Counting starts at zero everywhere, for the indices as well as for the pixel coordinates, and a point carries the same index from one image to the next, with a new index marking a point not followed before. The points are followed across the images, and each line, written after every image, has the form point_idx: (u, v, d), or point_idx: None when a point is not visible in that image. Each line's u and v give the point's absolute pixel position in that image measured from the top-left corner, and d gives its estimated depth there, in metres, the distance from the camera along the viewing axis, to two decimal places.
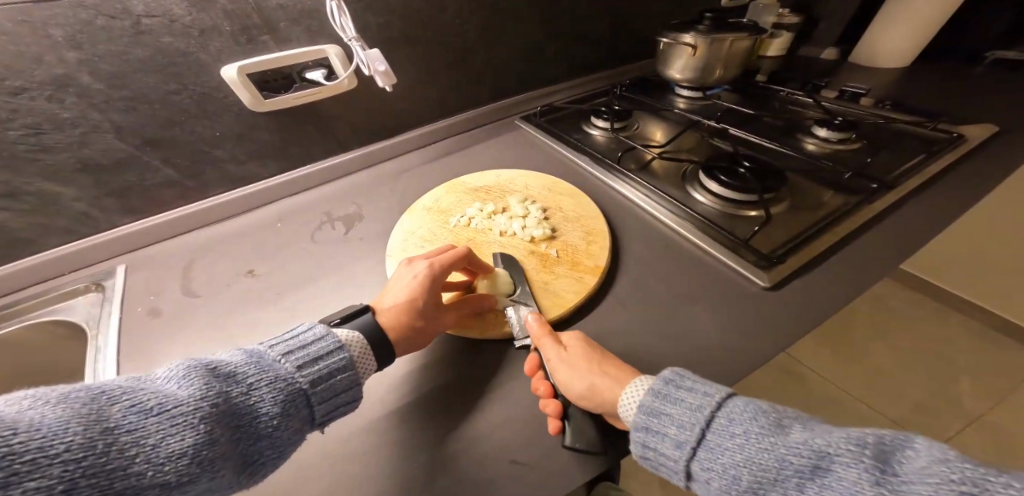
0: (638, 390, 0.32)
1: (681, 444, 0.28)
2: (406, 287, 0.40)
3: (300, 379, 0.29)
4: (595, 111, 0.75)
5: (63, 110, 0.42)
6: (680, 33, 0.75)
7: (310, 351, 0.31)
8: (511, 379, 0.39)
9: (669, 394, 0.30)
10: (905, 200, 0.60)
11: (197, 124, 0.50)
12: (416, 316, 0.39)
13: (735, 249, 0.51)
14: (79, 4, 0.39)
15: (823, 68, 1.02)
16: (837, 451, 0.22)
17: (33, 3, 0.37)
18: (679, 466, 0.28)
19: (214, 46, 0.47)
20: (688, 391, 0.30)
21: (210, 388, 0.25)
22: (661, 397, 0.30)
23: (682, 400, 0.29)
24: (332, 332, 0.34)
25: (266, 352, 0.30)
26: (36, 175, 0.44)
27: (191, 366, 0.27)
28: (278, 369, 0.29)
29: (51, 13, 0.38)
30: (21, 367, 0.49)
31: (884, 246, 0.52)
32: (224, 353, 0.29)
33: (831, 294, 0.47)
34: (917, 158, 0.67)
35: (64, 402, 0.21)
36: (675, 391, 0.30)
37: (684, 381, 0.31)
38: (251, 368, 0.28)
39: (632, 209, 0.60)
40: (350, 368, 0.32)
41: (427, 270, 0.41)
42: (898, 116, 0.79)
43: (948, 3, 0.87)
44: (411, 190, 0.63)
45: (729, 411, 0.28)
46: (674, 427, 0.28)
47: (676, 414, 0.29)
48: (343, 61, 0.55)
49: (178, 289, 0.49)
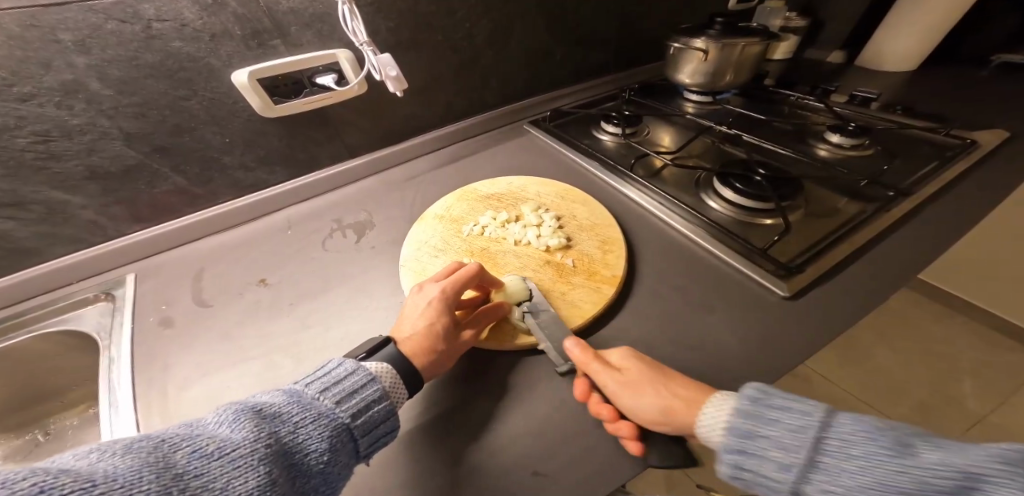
0: (722, 409, 0.32)
1: (790, 466, 0.28)
2: (422, 312, 0.39)
3: (342, 414, 0.29)
4: (605, 116, 0.74)
5: (72, 117, 0.42)
6: (691, 38, 0.74)
7: (345, 387, 0.31)
8: (528, 390, 0.39)
9: (766, 415, 0.30)
10: (923, 206, 0.59)
11: (206, 131, 0.50)
12: (435, 340, 0.38)
13: (751, 258, 0.50)
14: (90, 9, 0.38)
15: (830, 71, 1.01)
16: (987, 472, 0.22)
17: (43, 8, 0.36)
18: (784, 486, 0.28)
19: (223, 51, 0.46)
20: (782, 410, 0.30)
21: (261, 429, 0.25)
22: (753, 418, 0.30)
23: (782, 421, 0.30)
24: (363, 365, 0.33)
25: (302, 390, 0.30)
26: (44, 182, 0.44)
27: (238, 410, 0.26)
28: (319, 406, 0.28)
29: (60, 17, 0.37)
30: (27, 375, 0.49)
31: (901, 253, 0.51)
32: (264, 394, 0.29)
33: (851, 303, 0.45)
34: (930, 165, 0.66)
35: (130, 452, 0.21)
36: (770, 411, 0.30)
37: (776, 397, 0.31)
38: (294, 407, 0.28)
39: (644, 215, 0.59)
40: (384, 398, 0.31)
41: (441, 293, 0.40)
42: (911, 121, 0.78)
43: (947, 8, 0.86)
44: (419, 196, 0.62)
45: (837, 430, 0.28)
46: (778, 450, 0.29)
47: (776, 436, 0.29)
48: (354, 65, 0.54)
49: (189, 298, 0.48)
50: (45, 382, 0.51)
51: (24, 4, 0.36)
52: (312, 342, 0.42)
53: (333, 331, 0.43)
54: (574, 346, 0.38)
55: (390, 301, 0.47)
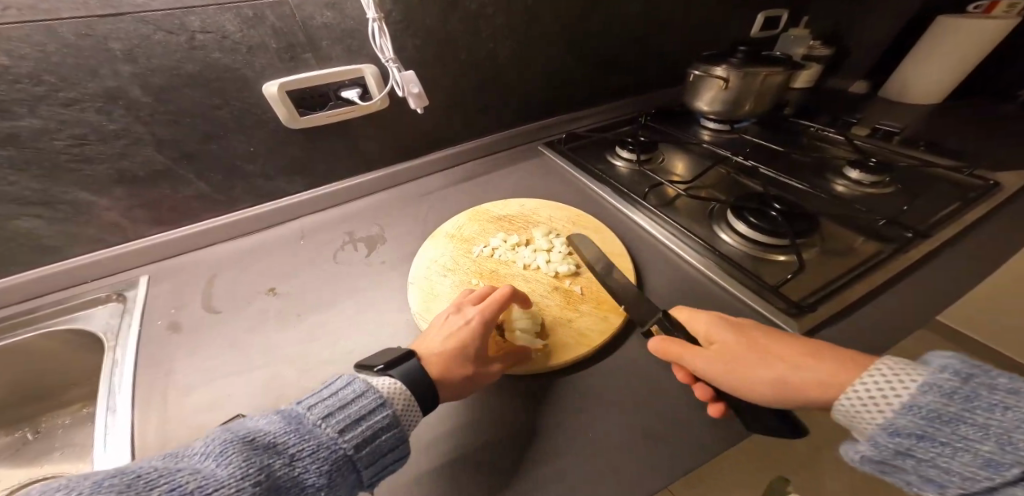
0: (892, 387, 0.28)
1: (997, 464, 0.24)
2: (455, 335, 0.39)
3: (343, 445, 0.29)
4: (620, 142, 0.74)
5: (110, 122, 0.43)
6: (712, 66, 0.74)
7: (350, 413, 0.30)
8: (529, 420, 0.38)
9: (964, 417, 0.25)
10: (944, 248, 0.57)
11: (233, 139, 0.51)
12: (463, 362, 0.37)
13: (762, 295, 0.48)
14: (140, 20, 0.40)
15: (853, 102, 1.01)
16: None
17: (98, 19, 0.38)
18: (977, 485, 0.24)
19: (258, 63, 0.47)
20: (1009, 394, 0.24)
21: (251, 464, 0.25)
22: (934, 419, 0.26)
23: (990, 425, 0.24)
24: (373, 388, 0.32)
25: (305, 414, 0.30)
26: (75, 183, 0.45)
27: (231, 439, 0.26)
28: (319, 436, 0.28)
29: (113, 27, 0.39)
30: (34, 368, 0.49)
31: (921, 297, 0.50)
32: (265, 418, 0.29)
33: (863, 348, 0.44)
34: (952, 205, 0.64)
35: (102, 492, 0.21)
36: (987, 395, 0.25)
37: (994, 381, 0.25)
38: (291, 437, 0.28)
39: (655, 244, 0.59)
40: (394, 425, 0.31)
41: (479, 317, 0.40)
42: (935, 159, 0.76)
43: (959, 51, 0.87)
44: (433, 211, 0.63)
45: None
46: (973, 459, 0.25)
47: (970, 442, 0.25)
48: (378, 81, 0.55)
49: (200, 303, 0.49)
50: (48, 378, 0.51)
51: (80, 15, 0.38)
52: (318, 355, 0.43)
53: (338, 344, 0.44)
54: (657, 345, 0.38)
55: (397, 319, 0.47)
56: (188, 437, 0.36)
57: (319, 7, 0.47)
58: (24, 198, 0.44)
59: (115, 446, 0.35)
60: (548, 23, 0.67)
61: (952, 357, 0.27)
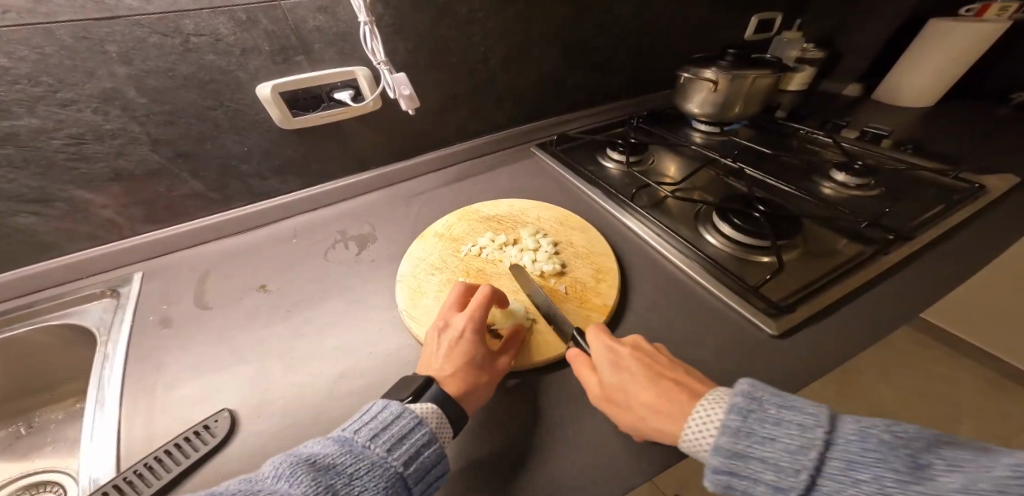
0: (711, 414, 0.32)
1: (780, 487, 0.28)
2: (456, 350, 0.40)
3: (394, 462, 0.30)
4: (610, 143, 0.76)
5: (106, 121, 0.44)
6: (701, 69, 0.75)
7: (393, 432, 0.31)
8: (514, 416, 0.39)
9: (757, 433, 0.30)
10: (924, 250, 0.58)
11: (227, 140, 0.52)
12: (477, 371, 0.39)
13: (744, 295, 0.50)
14: (136, 23, 0.41)
15: (843, 105, 1.02)
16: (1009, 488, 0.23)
17: (95, 22, 0.39)
18: None
19: (252, 64, 0.48)
20: (775, 418, 0.30)
21: (317, 483, 0.26)
22: (738, 436, 0.30)
23: (775, 440, 0.29)
24: (409, 408, 0.34)
25: (354, 437, 0.31)
26: (71, 181, 0.46)
27: (295, 462, 0.28)
28: (371, 455, 0.30)
29: (109, 30, 0.40)
30: (29, 364, 0.50)
31: (898, 299, 0.51)
32: (319, 442, 0.30)
33: (839, 347, 0.45)
34: (934, 209, 0.65)
35: None
36: (762, 421, 0.30)
37: (770, 398, 0.31)
38: (347, 458, 0.29)
39: (641, 245, 0.60)
40: (433, 442, 0.32)
41: (469, 323, 0.41)
42: (921, 162, 0.78)
43: (952, 52, 0.88)
44: (425, 212, 0.64)
45: (842, 449, 0.27)
46: (771, 472, 0.28)
47: (770, 457, 0.29)
48: (370, 83, 0.56)
49: (192, 299, 0.50)
50: (42, 373, 0.52)
51: (78, 18, 0.39)
52: (305, 351, 0.44)
53: (326, 341, 0.45)
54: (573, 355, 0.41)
55: (387, 316, 0.48)
56: (173, 431, 0.37)
57: (312, 11, 0.49)
58: (21, 196, 0.45)
59: (102, 440, 0.36)
60: (539, 26, 0.68)
61: (746, 388, 0.33)
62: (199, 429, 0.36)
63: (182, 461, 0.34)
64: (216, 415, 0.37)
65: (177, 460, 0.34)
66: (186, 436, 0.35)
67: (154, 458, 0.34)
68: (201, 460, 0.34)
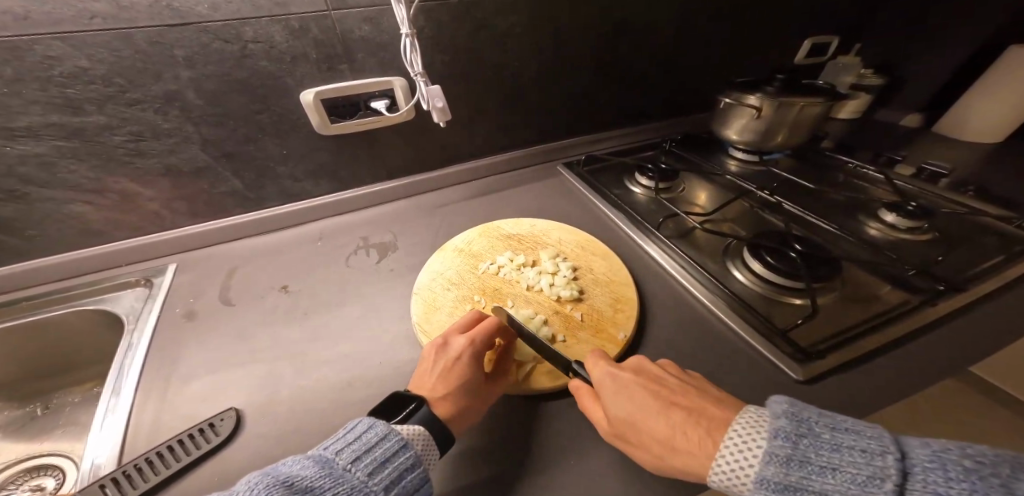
0: (748, 442, 0.29)
1: None
2: (451, 371, 0.39)
3: (373, 487, 0.29)
4: (639, 168, 0.74)
5: (164, 121, 0.48)
6: (744, 95, 0.72)
7: (376, 455, 0.31)
8: (520, 441, 0.38)
9: (811, 463, 0.27)
10: (988, 301, 0.52)
11: (269, 142, 0.55)
12: (468, 395, 0.38)
13: (771, 338, 0.47)
14: (203, 30, 0.44)
15: (900, 137, 0.95)
16: None
17: (167, 29, 0.42)
18: None
19: (299, 72, 0.50)
20: (832, 452, 0.27)
21: None
22: (791, 465, 0.27)
23: (838, 470, 0.26)
24: (394, 430, 0.33)
25: (334, 459, 0.30)
26: (124, 174, 0.50)
27: (270, 485, 0.27)
28: (350, 480, 0.29)
29: (179, 36, 0.43)
30: (61, 344, 0.54)
31: (944, 355, 0.45)
32: (296, 463, 0.30)
33: (878, 401, 0.41)
34: (994, 259, 0.59)
35: None
36: (821, 456, 0.27)
37: (825, 423, 0.29)
38: (327, 480, 0.28)
39: (665, 276, 0.57)
40: (417, 466, 0.32)
41: (469, 347, 0.40)
42: (984, 206, 0.71)
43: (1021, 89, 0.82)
44: (446, 224, 0.64)
45: (919, 480, 0.25)
46: None
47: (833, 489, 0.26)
48: (406, 93, 0.58)
49: (216, 295, 0.52)
50: (72, 354, 0.55)
51: (153, 25, 0.42)
52: (314, 357, 0.44)
53: (336, 348, 0.45)
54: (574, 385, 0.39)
55: (401, 327, 0.48)
56: (181, 425, 0.38)
57: (359, 21, 0.50)
58: (80, 185, 0.49)
59: (109, 430, 0.37)
60: (579, 43, 0.68)
61: (787, 406, 0.30)
62: (205, 426, 0.37)
63: (178, 461, 0.34)
64: (223, 414, 0.38)
65: (180, 455, 0.35)
66: (190, 432, 0.36)
67: (159, 451, 0.35)
68: (202, 458, 0.35)
